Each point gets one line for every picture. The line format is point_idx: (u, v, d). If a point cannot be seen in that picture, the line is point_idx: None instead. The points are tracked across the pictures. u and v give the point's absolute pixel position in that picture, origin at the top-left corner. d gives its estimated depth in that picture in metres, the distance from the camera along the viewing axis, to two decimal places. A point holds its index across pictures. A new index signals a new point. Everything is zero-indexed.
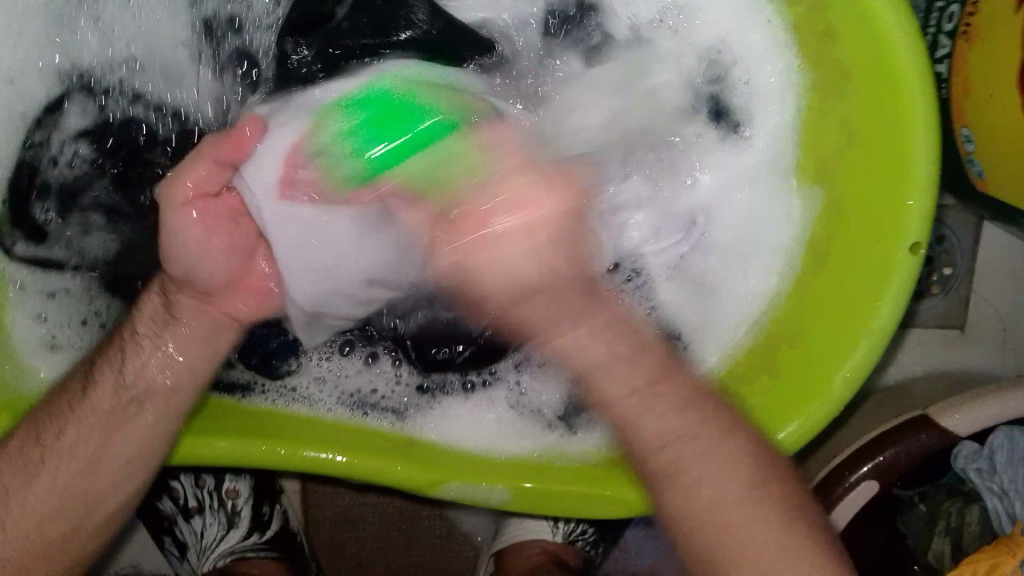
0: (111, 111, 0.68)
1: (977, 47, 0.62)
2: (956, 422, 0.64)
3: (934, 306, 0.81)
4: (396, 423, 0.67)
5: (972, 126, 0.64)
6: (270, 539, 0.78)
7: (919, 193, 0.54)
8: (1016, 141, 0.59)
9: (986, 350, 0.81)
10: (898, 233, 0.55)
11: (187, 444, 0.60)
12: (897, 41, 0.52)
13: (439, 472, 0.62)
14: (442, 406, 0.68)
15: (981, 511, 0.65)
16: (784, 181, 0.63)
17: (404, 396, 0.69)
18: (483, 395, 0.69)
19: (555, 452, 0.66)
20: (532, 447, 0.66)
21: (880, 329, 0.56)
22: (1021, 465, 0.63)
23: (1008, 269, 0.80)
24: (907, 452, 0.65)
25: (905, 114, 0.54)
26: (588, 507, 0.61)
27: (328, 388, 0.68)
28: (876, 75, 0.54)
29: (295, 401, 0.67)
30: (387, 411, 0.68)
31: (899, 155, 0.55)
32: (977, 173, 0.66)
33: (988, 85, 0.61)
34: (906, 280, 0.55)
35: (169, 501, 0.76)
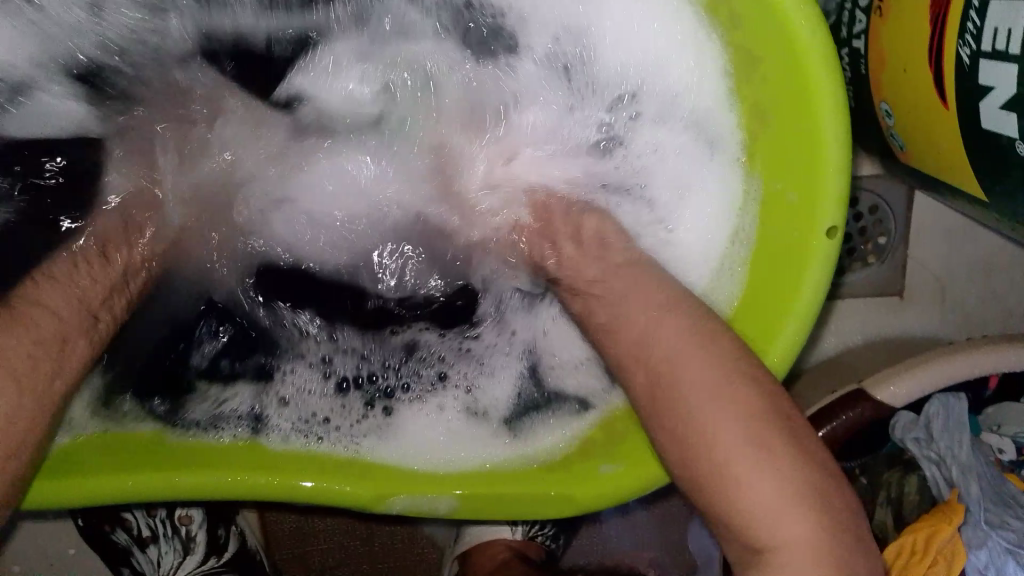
0: None
1: (891, 22, 0.61)
2: (891, 393, 0.65)
3: (870, 274, 0.82)
4: (357, 440, 0.66)
5: (892, 100, 0.63)
6: (229, 560, 0.78)
7: (833, 176, 0.54)
8: (931, 116, 0.59)
9: (925, 312, 0.82)
10: (816, 217, 0.55)
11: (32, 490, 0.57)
12: (798, 29, 0.52)
13: (385, 487, 0.62)
14: (401, 417, 0.69)
15: (920, 480, 0.66)
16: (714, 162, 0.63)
17: (359, 411, 0.69)
18: (439, 398, 0.70)
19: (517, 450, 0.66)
20: (497, 449, 0.66)
21: (803, 312, 0.56)
22: (957, 429, 0.64)
23: (939, 233, 0.81)
24: (848, 424, 0.66)
25: (812, 99, 0.53)
26: (537, 507, 0.62)
27: (290, 408, 0.68)
28: (781, 58, 0.54)
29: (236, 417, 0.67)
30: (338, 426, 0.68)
31: (810, 140, 0.54)
32: (898, 145, 0.67)
33: (903, 59, 0.60)
34: (827, 263, 0.55)
35: (122, 532, 0.76)
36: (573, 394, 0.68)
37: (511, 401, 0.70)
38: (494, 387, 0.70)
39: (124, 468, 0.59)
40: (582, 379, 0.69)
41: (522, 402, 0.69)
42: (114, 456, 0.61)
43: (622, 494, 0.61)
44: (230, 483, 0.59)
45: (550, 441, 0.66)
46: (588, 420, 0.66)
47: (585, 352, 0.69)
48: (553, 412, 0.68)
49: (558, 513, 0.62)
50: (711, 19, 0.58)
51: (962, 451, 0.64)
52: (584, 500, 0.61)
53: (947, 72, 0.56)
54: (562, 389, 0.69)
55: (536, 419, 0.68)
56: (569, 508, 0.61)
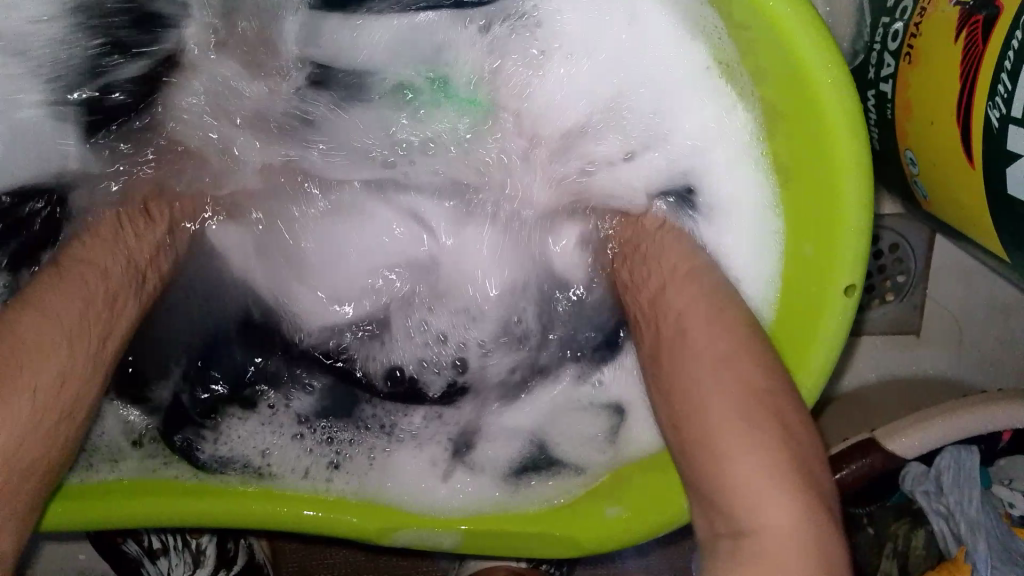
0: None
1: (921, 73, 0.60)
2: (902, 445, 0.65)
3: (887, 312, 0.81)
4: (359, 488, 0.65)
5: (916, 150, 0.63)
6: (237, 573, 0.79)
7: (853, 238, 0.53)
8: (956, 172, 0.58)
9: (941, 353, 0.82)
10: (834, 278, 0.54)
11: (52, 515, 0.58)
12: (822, 88, 0.51)
13: (389, 520, 0.63)
14: (399, 458, 0.67)
15: (927, 535, 0.66)
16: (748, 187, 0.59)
17: (359, 461, 0.67)
18: (441, 445, 0.68)
19: (522, 506, 0.64)
20: (500, 501, 0.65)
21: (817, 373, 0.56)
22: (967, 484, 0.64)
23: (961, 273, 0.80)
24: (858, 474, 0.65)
25: (835, 159, 0.52)
26: (535, 546, 0.62)
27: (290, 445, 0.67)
28: (806, 114, 0.53)
29: (234, 467, 0.65)
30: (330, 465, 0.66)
31: (830, 198, 0.54)
32: (921, 194, 0.66)
33: (929, 113, 0.59)
34: (842, 323, 0.55)
35: (134, 543, 0.77)
36: (572, 460, 0.66)
37: (512, 455, 0.67)
38: (498, 437, 0.68)
39: (134, 496, 0.60)
40: (586, 449, 0.66)
41: (527, 459, 0.67)
42: (116, 488, 0.61)
43: (628, 537, 0.61)
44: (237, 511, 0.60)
45: (550, 496, 0.65)
46: (595, 480, 0.65)
47: (596, 426, 0.66)
48: (559, 472, 0.66)
49: (555, 553, 0.62)
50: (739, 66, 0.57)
51: (972, 506, 0.64)
52: (588, 544, 0.61)
53: (974, 132, 0.55)
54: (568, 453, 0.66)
55: (542, 479, 0.66)
56: (567, 550, 0.62)
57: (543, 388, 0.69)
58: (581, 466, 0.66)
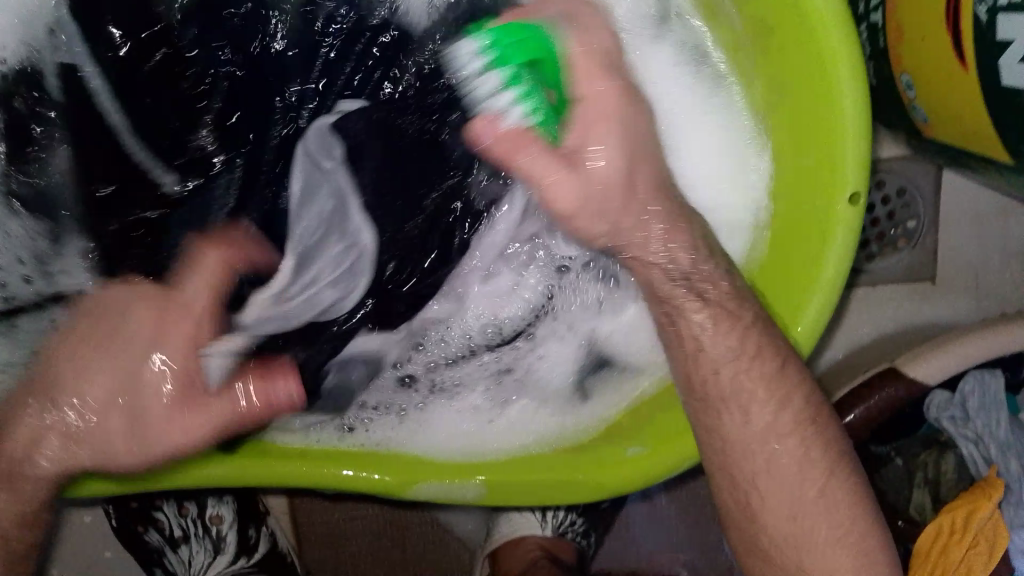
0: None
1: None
2: (923, 371, 0.64)
3: (899, 260, 0.81)
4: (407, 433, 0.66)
5: (910, 72, 0.63)
6: (259, 560, 0.78)
7: (851, 142, 0.54)
8: (952, 81, 0.59)
9: (956, 300, 0.81)
10: (836, 186, 0.54)
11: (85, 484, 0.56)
12: None
13: (411, 474, 0.62)
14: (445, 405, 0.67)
15: (956, 460, 0.64)
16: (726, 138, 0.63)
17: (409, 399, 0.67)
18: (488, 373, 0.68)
19: (570, 426, 0.66)
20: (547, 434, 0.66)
21: (828, 285, 0.55)
22: (994, 408, 0.63)
23: (971, 215, 0.80)
24: (881, 406, 0.64)
25: (827, 64, 0.53)
26: (560, 492, 0.61)
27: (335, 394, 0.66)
28: (795, 23, 0.54)
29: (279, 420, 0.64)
30: (375, 412, 0.66)
31: (827, 108, 0.54)
32: (921, 119, 0.66)
33: (920, 27, 0.60)
34: (849, 234, 0.54)
35: (155, 532, 0.76)
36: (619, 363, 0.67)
37: (562, 377, 0.67)
38: (547, 355, 0.68)
39: None
40: (635, 348, 0.67)
41: (579, 376, 0.68)
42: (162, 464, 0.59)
43: (651, 476, 0.60)
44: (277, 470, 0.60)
45: (591, 421, 0.66)
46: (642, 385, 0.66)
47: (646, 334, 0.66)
48: (605, 376, 0.67)
49: (582, 499, 0.61)
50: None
51: (1001, 429, 0.62)
52: (613, 487, 0.60)
53: (965, 34, 0.55)
54: (615, 353, 0.67)
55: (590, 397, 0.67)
56: (595, 493, 0.61)
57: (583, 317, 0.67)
58: (634, 371, 0.66)
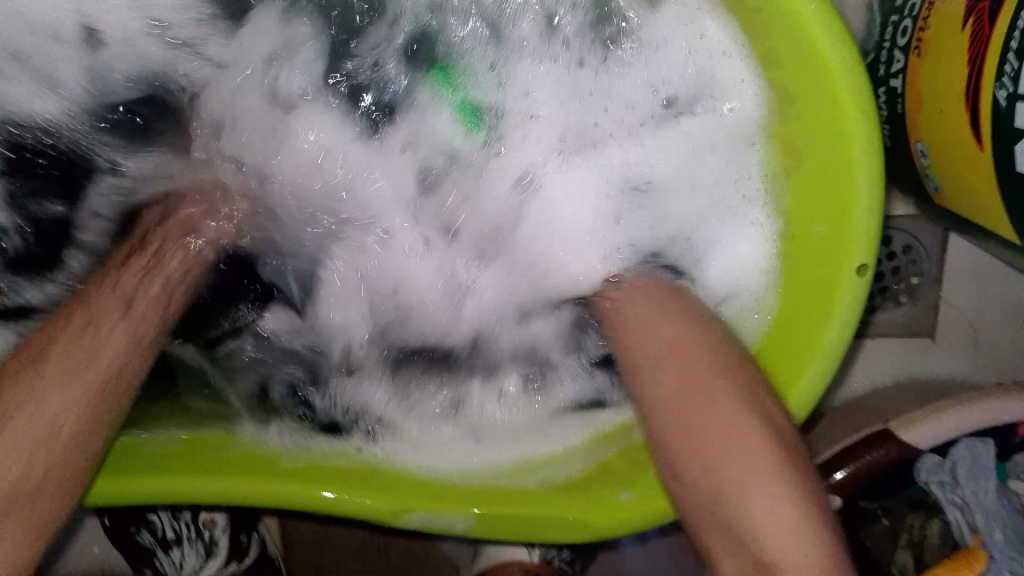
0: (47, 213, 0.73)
1: (930, 64, 0.62)
2: (916, 435, 0.65)
3: (901, 314, 0.82)
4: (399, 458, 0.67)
5: (925, 141, 0.64)
6: (249, 566, 0.79)
7: (863, 215, 0.54)
8: (966, 159, 0.60)
9: (954, 356, 0.82)
10: (845, 256, 0.55)
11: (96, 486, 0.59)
12: (835, 67, 0.52)
13: (405, 502, 0.63)
14: (430, 436, 0.70)
15: (942, 525, 0.65)
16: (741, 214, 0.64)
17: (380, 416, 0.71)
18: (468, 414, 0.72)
19: (555, 470, 0.66)
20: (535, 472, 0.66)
21: (830, 351, 0.57)
22: (984, 476, 0.63)
23: (975, 276, 0.80)
24: (871, 465, 0.66)
25: (845, 137, 0.54)
26: (551, 530, 0.62)
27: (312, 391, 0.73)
28: (815, 92, 0.54)
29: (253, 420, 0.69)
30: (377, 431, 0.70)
31: (844, 177, 0.55)
32: (933, 187, 0.67)
33: (939, 102, 0.61)
34: (854, 302, 0.56)
35: (146, 533, 0.77)
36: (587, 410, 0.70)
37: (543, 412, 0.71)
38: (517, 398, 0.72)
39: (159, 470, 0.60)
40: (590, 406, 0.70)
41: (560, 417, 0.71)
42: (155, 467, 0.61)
43: (641, 520, 0.61)
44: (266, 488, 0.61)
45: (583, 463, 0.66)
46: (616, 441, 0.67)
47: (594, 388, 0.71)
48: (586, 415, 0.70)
49: (575, 538, 0.62)
50: (759, 56, 0.58)
51: (988, 497, 0.63)
52: (603, 529, 0.61)
53: (984, 115, 0.56)
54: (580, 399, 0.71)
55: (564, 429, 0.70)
56: (586, 533, 0.62)
57: (555, 376, 0.72)
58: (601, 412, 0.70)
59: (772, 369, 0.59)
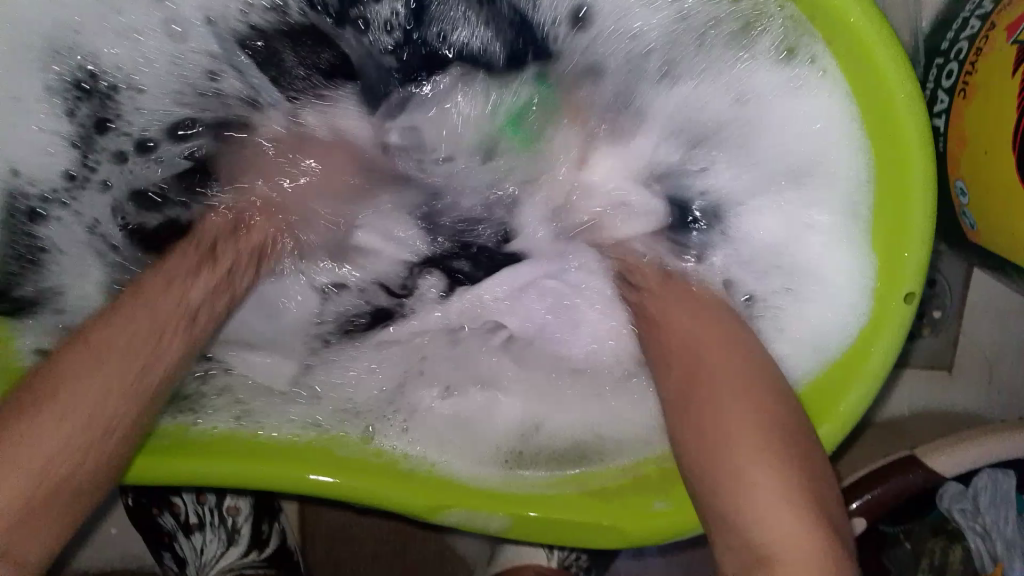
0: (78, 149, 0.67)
1: (978, 104, 0.63)
2: (941, 463, 0.67)
3: (922, 347, 0.83)
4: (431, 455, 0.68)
5: (967, 179, 0.66)
6: (269, 556, 0.78)
7: (915, 248, 0.56)
8: (1008, 197, 0.62)
9: (971, 390, 0.84)
10: (895, 285, 0.57)
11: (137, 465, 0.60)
12: (901, 100, 0.54)
13: (439, 499, 0.64)
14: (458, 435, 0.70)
15: (964, 551, 0.67)
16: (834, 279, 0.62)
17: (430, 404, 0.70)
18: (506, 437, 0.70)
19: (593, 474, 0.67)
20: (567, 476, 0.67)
21: (870, 376, 0.58)
22: (1003, 505, 0.65)
23: (996, 314, 0.82)
24: (895, 491, 0.67)
25: (904, 168, 0.56)
26: (585, 535, 0.63)
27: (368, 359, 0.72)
28: (880, 121, 0.56)
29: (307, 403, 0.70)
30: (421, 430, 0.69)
31: (899, 206, 0.57)
32: (969, 224, 0.68)
33: (985, 141, 0.63)
34: (900, 328, 0.57)
35: (169, 516, 0.77)
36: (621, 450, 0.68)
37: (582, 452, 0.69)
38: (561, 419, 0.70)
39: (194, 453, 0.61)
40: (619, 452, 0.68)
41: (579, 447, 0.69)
42: (191, 445, 0.63)
43: (678, 530, 0.62)
44: (311, 481, 0.62)
45: (615, 468, 0.67)
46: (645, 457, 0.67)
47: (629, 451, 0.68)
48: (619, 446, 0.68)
49: (607, 545, 0.63)
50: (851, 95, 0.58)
51: (1008, 527, 0.65)
52: (637, 536, 0.62)
53: None
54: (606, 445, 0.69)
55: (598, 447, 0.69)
56: (619, 541, 0.63)
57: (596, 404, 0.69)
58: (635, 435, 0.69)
59: (821, 391, 0.61)
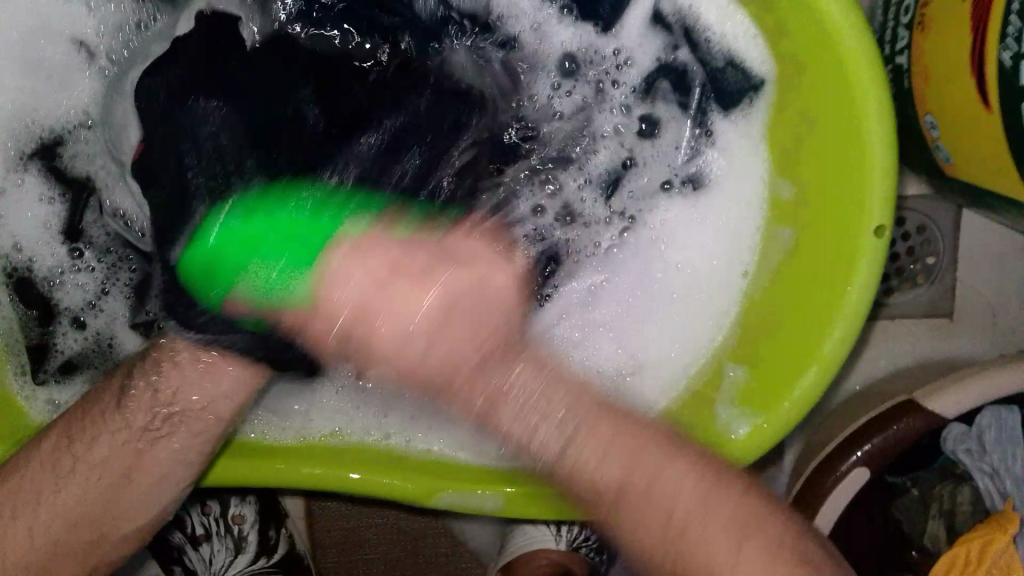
0: (86, 210, 0.69)
1: (936, 36, 0.62)
2: (942, 404, 0.65)
3: (918, 295, 0.82)
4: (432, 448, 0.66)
5: (935, 112, 0.65)
6: (279, 561, 0.79)
7: (880, 177, 0.54)
8: (974, 122, 0.60)
9: (975, 336, 0.81)
10: (861, 217, 0.55)
11: (219, 467, 0.61)
12: (841, 31, 0.53)
13: (434, 481, 0.63)
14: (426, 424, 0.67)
15: (972, 491, 0.66)
16: (752, 187, 0.64)
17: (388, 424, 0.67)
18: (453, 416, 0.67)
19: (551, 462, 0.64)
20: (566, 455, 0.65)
21: (851, 314, 0.56)
22: (1012, 444, 0.64)
23: (989, 255, 0.80)
24: (898, 437, 0.65)
25: (855, 102, 0.54)
26: (582, 507, 0.61)
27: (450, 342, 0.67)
28: (828, 62, 0.54)
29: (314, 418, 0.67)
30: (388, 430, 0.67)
31: (856, 142, 0.55)
32: (944, 159, 0.67)
33: (947, 70, 0.61)
34: (874, 263, 0.55)
35: (177, 531, 0.77)
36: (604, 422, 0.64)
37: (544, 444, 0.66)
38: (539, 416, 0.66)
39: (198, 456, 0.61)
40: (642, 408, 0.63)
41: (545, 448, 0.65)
42: None
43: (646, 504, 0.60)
44: (309, 474, 0.61)
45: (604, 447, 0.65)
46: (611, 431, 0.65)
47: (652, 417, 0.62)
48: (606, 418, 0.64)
49: (604, 514, 0.61)
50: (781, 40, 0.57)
51: (1017, 464, 0.64)
52: None
53: (991, 81, 0.56)
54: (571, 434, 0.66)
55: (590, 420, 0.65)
56: None
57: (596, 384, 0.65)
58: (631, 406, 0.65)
59: (781, 335, 0.60)
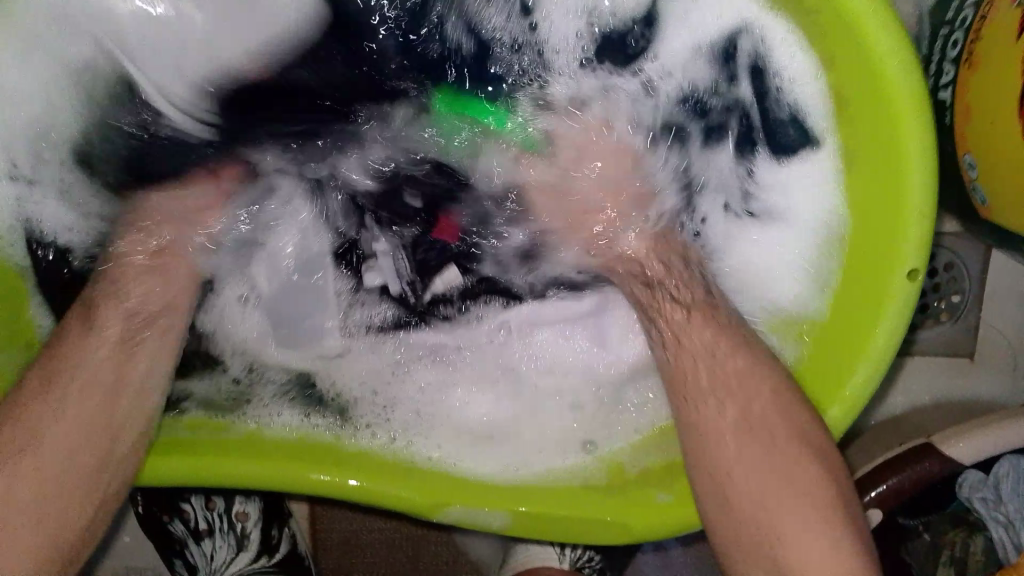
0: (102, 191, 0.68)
1: (983, 75, 0.61)
2: (960, 450, 0.64)
3: (942, 333, 0.81)
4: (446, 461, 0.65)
5: (975, 152, 0.64)
6: (279, 561, 0.79)
7: (918, 221, 0.53)
8: (1016, 166, 0.59)
9: (996, 378, 0.80)
10: (896, 258, 0.54)
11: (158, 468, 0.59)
12: (889, 70, 0.52)
13: (443, 495, 0.62)
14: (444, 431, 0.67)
15: (985, 541, 0.65)
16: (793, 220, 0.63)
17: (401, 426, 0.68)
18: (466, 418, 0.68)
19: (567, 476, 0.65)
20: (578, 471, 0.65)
21: (877, 356, 0.55)
22: None
23: (1015, 297, 0.79)
24: (911, 480, 0.64)
25: (898, 141, 0.53)
26: (587, 532, 0.60)
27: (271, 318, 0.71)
28: (874, 100, 0.54)
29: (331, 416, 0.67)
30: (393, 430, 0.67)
31: (896, 180, 0.54)
32: (980, 200, 0.66)
33: (991, 111, 0.60)
34: (906, 305, 0.54)
35: (180, 522, 0.78)
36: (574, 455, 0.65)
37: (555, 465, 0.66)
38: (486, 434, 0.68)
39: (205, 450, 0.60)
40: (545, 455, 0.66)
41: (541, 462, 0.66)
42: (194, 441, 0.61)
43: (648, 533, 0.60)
44: (317, 478, 0.60)
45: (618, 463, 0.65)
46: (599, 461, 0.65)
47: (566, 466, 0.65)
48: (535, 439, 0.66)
49: (611, 538, 0.60)
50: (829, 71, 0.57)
51: None
52: (637, 531, 0.60)
53: None
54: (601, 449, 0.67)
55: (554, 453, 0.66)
56: (624, 534, 0.60)
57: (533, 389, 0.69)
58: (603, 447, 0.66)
59: (807, 370, 0.59)
